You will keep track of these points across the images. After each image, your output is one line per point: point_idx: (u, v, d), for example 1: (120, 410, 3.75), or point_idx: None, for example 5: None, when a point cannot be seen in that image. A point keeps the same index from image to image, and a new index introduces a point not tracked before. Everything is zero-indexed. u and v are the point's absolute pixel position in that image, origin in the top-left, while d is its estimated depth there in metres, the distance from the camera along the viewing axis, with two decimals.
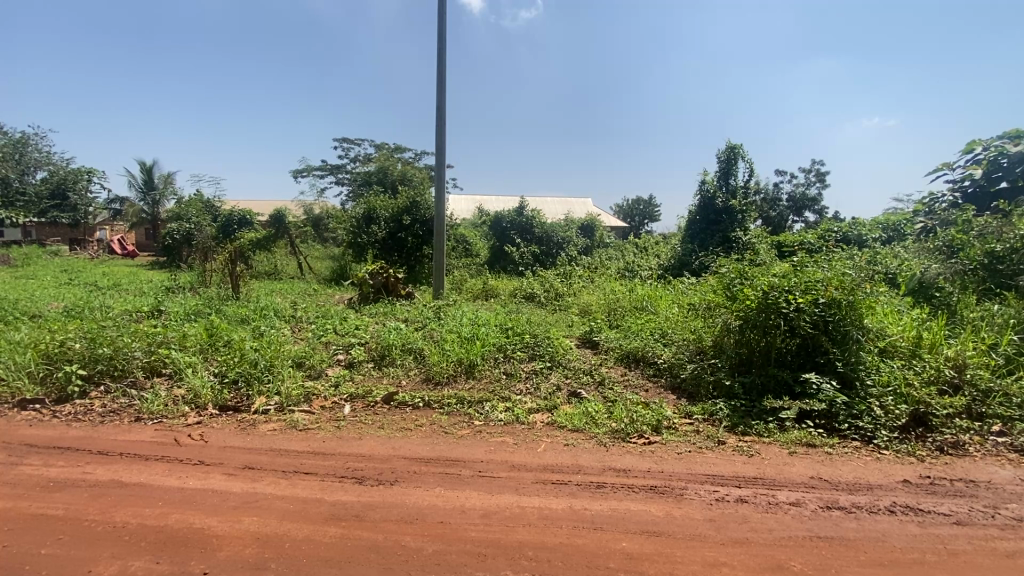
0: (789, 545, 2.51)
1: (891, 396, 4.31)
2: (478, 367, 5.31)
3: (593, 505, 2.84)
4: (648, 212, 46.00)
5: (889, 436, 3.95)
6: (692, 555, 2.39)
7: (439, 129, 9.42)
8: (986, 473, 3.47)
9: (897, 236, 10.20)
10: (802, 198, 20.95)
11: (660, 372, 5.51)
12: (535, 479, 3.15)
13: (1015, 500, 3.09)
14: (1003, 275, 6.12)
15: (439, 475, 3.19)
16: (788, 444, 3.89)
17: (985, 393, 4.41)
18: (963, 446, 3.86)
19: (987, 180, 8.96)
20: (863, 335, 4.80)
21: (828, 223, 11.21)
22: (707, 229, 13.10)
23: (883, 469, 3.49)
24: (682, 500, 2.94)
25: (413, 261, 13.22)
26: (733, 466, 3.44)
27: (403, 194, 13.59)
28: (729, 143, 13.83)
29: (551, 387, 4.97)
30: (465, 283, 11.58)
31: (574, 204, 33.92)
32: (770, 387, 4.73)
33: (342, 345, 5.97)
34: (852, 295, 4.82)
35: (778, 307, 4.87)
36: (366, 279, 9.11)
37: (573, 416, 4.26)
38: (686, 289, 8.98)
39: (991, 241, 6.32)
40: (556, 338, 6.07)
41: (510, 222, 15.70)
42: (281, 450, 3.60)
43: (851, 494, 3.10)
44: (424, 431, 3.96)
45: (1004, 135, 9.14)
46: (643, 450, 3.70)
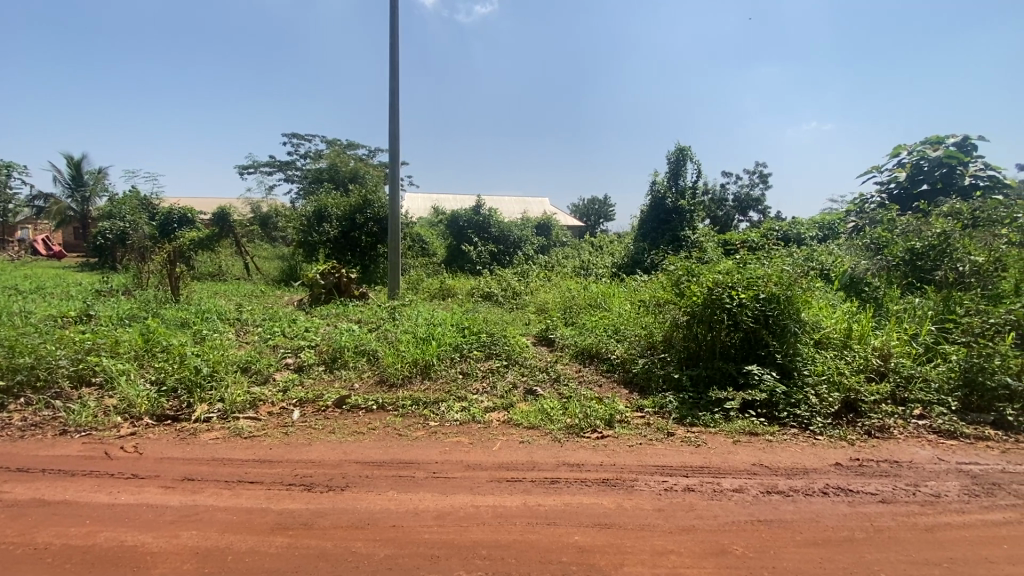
0: (733, 529, 2.63)
1: (826, 384, 4.57)
2: (434, 368, 5.25)
3: (547, 500, 2.88)
4: (603, 212, 46.99)
5: (824, 422, 4.21)
6: (642, 545, 2.46)
7: (393, 128, 9.24)
8: (908, 453, 3.75)
9: (831, 235, 10.86)
10: (746, 199, 21.96)
11: (614, 368, 5.65)
12: (490, 478, 3.15)
13: (933, 478, 3.35)
14: (923, 270, 6.63)
15: (392, 479, 3.13)
16: (732, 433, 4.07)
17: (908, 379, 4.76)
18: (888, 430, 4.15)
19: (911, 182, 9.66)
20: (800, 328, 5.06)
21: (771, 222, 11.76)
22: (657, 228, 13.51)
23: (818, 453, 3.71)
24: (633, 492, 3.02)
25: (367, 261, 12.95)
26: (682, 457, 3.57)
27: (355, 192, 13.24)
28: (678, 144, 14.29)
29: (508, 385, 4.98)
30: (422, 283, 11.43)
31: (531, 204, 34.17)
32: (716, 379, 4.94)
33: (290, 348, 5.77)
34: (790, 290, 5.10)
35: (722, 302, 5.09)
36: (317, 279, 8.85)
37: (529, 414, 4.29)
38: (638, 287, 9.18)
39: (912, 240, 6.82)
40: (512, 337, 6.09)
41: (467, 220, 15.59)
42: (224, 460, 3.44)
43: (789, 478, 3.28)
44: (377, 434, 3.89)
45: (924, 141, 9.89)
46: (596, 444, 3.77)
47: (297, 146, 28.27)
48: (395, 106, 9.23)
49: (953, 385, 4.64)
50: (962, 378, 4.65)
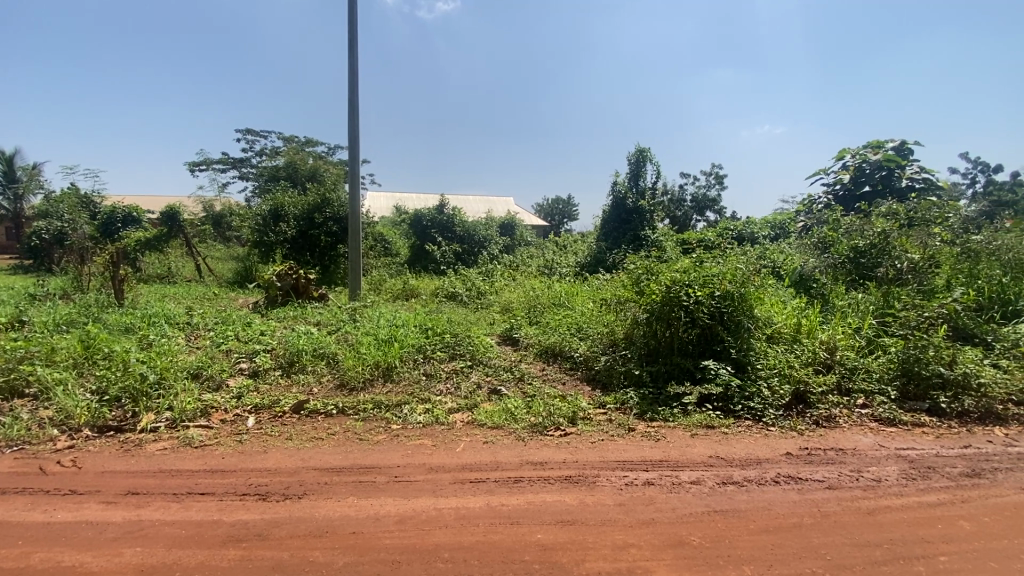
0: (690, 521, 2.71)
1: (777, 377, 4.77)
2: (397, 370, 5.17)
3: (510, 500, 2.88)
4: (567, 212, 47.54)
5: (775, 414, 4.39)
6: (604, 540, 2.49)
7: (352, 125, 9.04)
8: (852, 441, 3.95)
9: (782, 234, 11.34)
10: (703, 199, 22.66)
11: (577, 365, 5.72)
12: (453, 480, 3.12)
13: (874, 464, 3.55)
14: (865, 267, 7.01)
15: (352, 484, 3.06)
16: (690, 426, 4.20)
17: (852, 370, 5.02)
18: (835, 419, 4.37)
19: (854, 184, 10.20)
20: (753, 324, 5.25)
21: (726, 221, 12.17)
22: (619, 228, 13.75)
23: (770, 444, 3.87)
24: (595, 488, 3.06)
25: (327, 261, 12.61)
26: (642, 451, 3.64)
27: (313, 190, 12.89)
28: (638, 145, 14.58)
29: (472, 386, 4.96)
30: (385, 283, 11.25)
31: (495, 203, 34.17)
32: (674, 374, 5.08)
33: (245, 352, 5.56)
34: (743, 287, 5.30)
35: (679, 300, 5.24)
36: (273, 281, 8.56)
37: (493, 413, 4.28)
38: (601, 285, 9.31)
39: (855, 238, 7.20)
40: (476, 337, 6.07)
41: (430, 220, 15.42)
42: (172, 471, 3.27)
43: (743, 469, 3.40)
44: (337, 439, 3.79)
45: (866, 145, 10.46)
46: (560, 442, 3.80)
47: (252, 142, 27.25)
48: (354, 103, 9.04)
49: (892, 375, 4.92)
50: (900, 368, 4.94)
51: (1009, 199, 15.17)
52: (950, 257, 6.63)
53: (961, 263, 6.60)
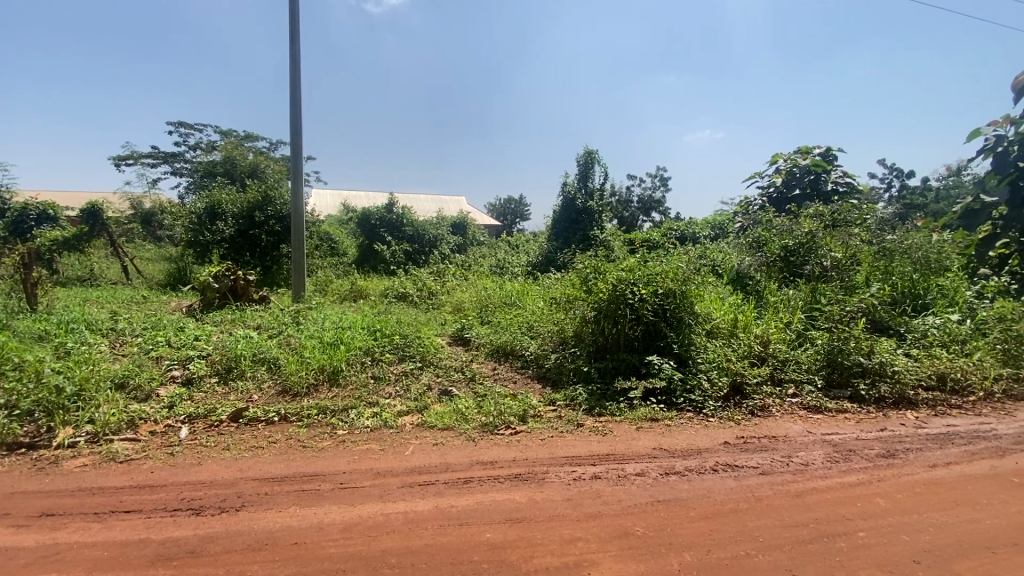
0: (634, 512, 2.80)
1: (716, 369, 5.00)
2: (343, 374, 5.01)
3: (459, 501, 2.86)
4: (519, 212, 47.98)
5: (715, 405, 4.60)
6: (551, 535, 2.53)
7: (295, 119, 8.70)
8: (783, 428, 4.21)
9: (722, 234, 11.93)
10: (649, 201, 23.50)
11: (528, 364, 5.77)
12: (401, 484, 3.07)
13: (803, 449, 3.80)
14: (795, 265, 7.50)
15: (294, 494, 2.95)
16: (636, 420, 4.33)
17: (783, 361, 5.34)
18: (768, 408, 4.64)
19: (786, 187, 10.86)
20: (694, 320, 5.48)
21: (670, 222, 12.65)
22: (569, 228, 13.98)
23: (709, 434, 4.06)
24: (544, 484, 3.10)
25: (269, 261, 12.06)
26: (589, 446, 3.73)
27: (253, 187, 12.31)
28: (586, 147, 14.87)
29: (422, 387, 4.90)
30: (331, 284, 10.91)
31: (447, 203, 33.95)
32: (621, 370, 5.23)
33: (177, 359, 5.23)
34: (684, 286, 5.53)
35: (625, 298, 5.41)
36: (209, 283, 8.10)
37: (442, 415, 4.25)
38: (551, 284, 9.42)
39: (785, 238, 7.69)
40: (427, 337, 6.01)
41: (379, 219, 15.08)
42: (93, 490, 3.03)
43: (684, 459, 3.55)
44: (279, 448, 3.64)
45: (796, 150, 11.15)
46: (509, 440, 3.82)
47: (186, 136, 25.66)
48: (296, 98, 8.70)
49: (819, 365, 5.27)
50: (826, 359, 5.30)
51: (919, 202, 16.65)
52: (867, 256, 7.20)
53: (877, 261, 7.17)
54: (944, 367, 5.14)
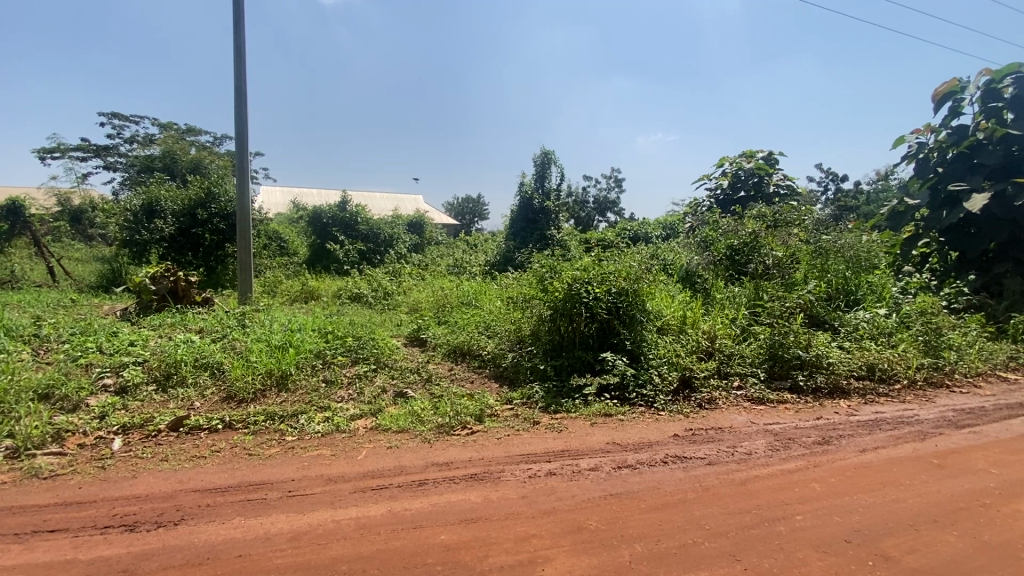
0: (588, 506, 2.85)
1: (666, 365, 5.16)
2: (292, 378, 4.84)
3: (413, 504, 2.83)
4: (477, 211, 47.88)
5: (665, 399, 4.75)
6: (506, 534, 2.54)
7: (240, 112, 8.33)
8: (729, 420, 4.41)
9: (673, 234, 12.33)
10: (604, 201, 24.00)
11: (485, 363, 5.77)
12: (353, 489, 3.00)
13: (747, 439, 3.99)
14: (740, 263, 7.85)
15: (240, 504, 2.83)
16: (590, 416, 4.42)
17: (729, 356, 5.56)
18: (715, 401, 4.84)
19: (731, 189, 11.35)
20: (646, 317, 5.63)
21: (624, 222, 12.96)
22: (526, 228, 14.04)
23: (660, 427, 4.19)
24: (499, 483, 3.11)
25: (212, 262, 11.52)
26: (545, 443, 3.77)
27: (195, 184, 11.73)
28: (543, 148, 15.00)
29: (376, 390, 4.80)
30: (280, 285, 10.52)
31: (404, 201, 33.43)
32: (576, 367, 5.31)
33: (110, 367, 4.90)
34: (636, 284, 5.68)
35: (580, 297, 5.51)
36: (146, 284, 7.65)
37: (397, 417, 4.18)
38: (509, 283, 9.44)
39: (731, 238, 8.03)
40: (381, 339, 5.90)
41: (331, 217, 14.66)
42: (11, 510, 2.79)
43: (636, 452, 3.64)
44: (223, 457, 3.48)
45: (741, 154, 11.65)
46: (466, 440, 3.81)
47: (120, 127, 24.05)
48: (241, 92, 8.34)
49: (761, 358, 5.53)
50: (768, 353, 5.57)
51: (853, 205, 17.77)
52: (806, 254, 7.63)
53: (814, 260, 7.60)
54: (873, 358, 5.51)
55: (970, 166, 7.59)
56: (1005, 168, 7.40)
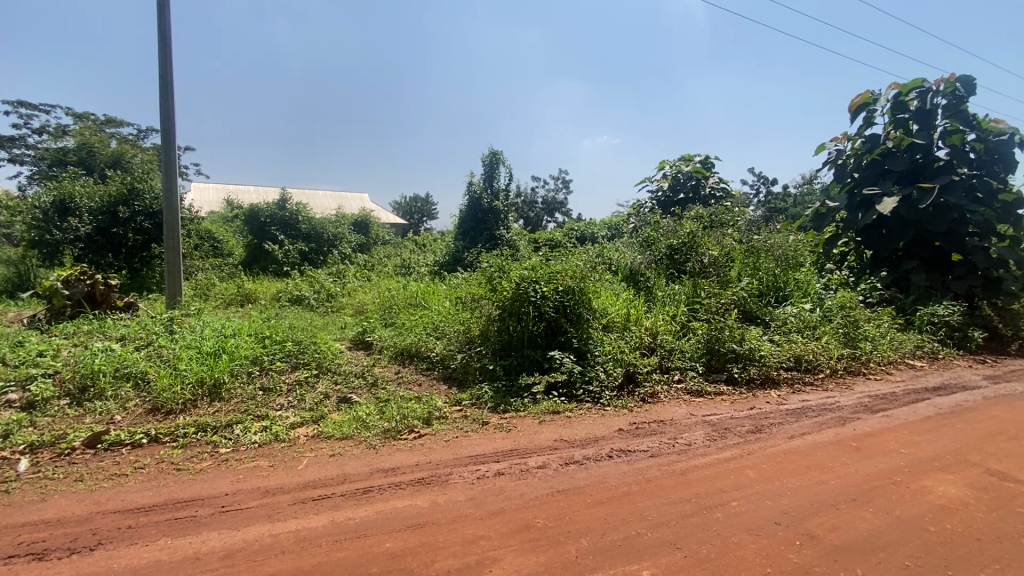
0: (536, 505, 2.87)
1: (612, 361, 5.29)
2: (226, 387, 4.57)
3: (357, 513, 2.75)
4: (426, 211, 47.24)
5: (610, 395, 4.88)
6: (453, 537, 2.51)
7: (166, 102, 7.79)
8: (670, 412, 4.58)
9: (617, 234, 12.68)
10: (552, 202, 24.37)
11: (433, 365, 5.69)
12: (293, 501, 2.87)
13: (687, 430, 4.16)
14: (679, 262, 8.20)
15: (166, 524, 2.64)
16: (539, 414, 4.46)
17: (671, 351, 5.78)
18: (657, 394, 5.02)
19: (672, 191, 11.83)
20: (592, 315, 5.75)
21: (571, 223, 13.19)
22: (475, 228, 13.99)
23: (605, 422, 4.30)
24: (447, 486, 3.07)
25: (137, 263, 10.76)
26: (494, 443, 3.77)
27: (115, 180, 10.89)
28: (491, 148, 15.01)
29: (318, 396, 4.62)
30: (214, 288, 9.93)
31: (349, 200, 32.48)
32: (525, 366, 5.35)
33: (15, 380, 4.43)
34: (582, 283, 5.79)
35: (528, 296, 5.55)
36: (58, 289, 6.98)
37: (341, 423, 4.04)
38: (458, 284, 9.36)
39: (671, 238, 8.36)
40: (323, 342, 5.70)
41: (269, 216, 14.00)
42: None
43: (583, 448, 3.71)
44: (148, 474, 3.24)
45: (680, 158, 12.14)
46: (413, 444, 3.74)
47: (26, 116, 21.88)
48: (167, 84, 7.79)
49: (700, 353, 5.78)
50: (706, 348, 5.83)
51: (782, 207, 18.99)
52: (739, 253, 8.07)
53: (747, 258, 8.05)
54: (800, 350, 5.89)
55: (881, 172, 8.27)
56: (911, 174, 8.11)
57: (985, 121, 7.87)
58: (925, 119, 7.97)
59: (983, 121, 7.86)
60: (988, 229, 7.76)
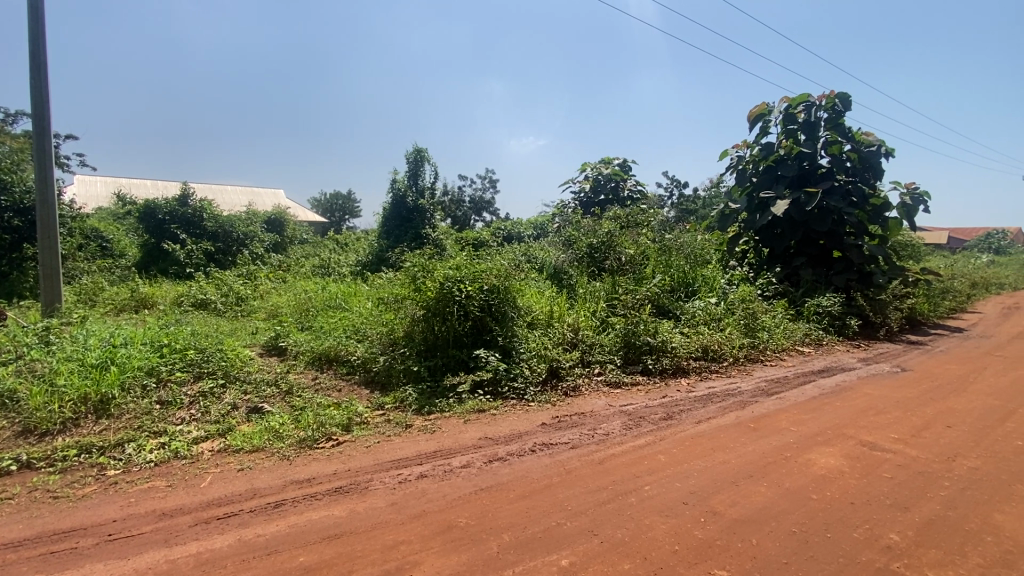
0: (458, 504, 2.87)
1: (536, 357, 5.40)
2: (115, 402, 4.13)
3: (268, 528, 2.60)
4: (348, 208, 45.40)
5: (535, 390, 4.99)
6: (372, 545, 2.45)
7: (39, 84, 6.88)
8: (590, 405, 4.76)
9: (542, 233, 12.93)
10: (480, 202, 24.37)
11: (354, 369, 5.50)
12: (194, 522, 2.66)
13: (605, 421, 4.35)
14: (599, 260, 8.53)
15: (40, 560, 2.35)
16: (464, 413, 4.46)
17: (592, 345, 6.00)
18: (579, 388, 5.20)
19: (593, 193, 12.26)
20: (516, 314, 5.83)
21: (498, 222, 13.27)
22: (399, 227, 13.65)
23: (529, 417, 4.38)
24: (367, 493, 2.99)
25: (4, 266, 9.41)
26: (417, 446, 3.72)
27: None
28: (416, 145, 14.74)
29: (225, 407, 4.31)
30: (102, 293, 8.92)
31: (263, 197, 30.49)
32: (450, 366, 5.33)
33: None
34: (507, 281, 5.86)
35: (452, 295, 5.52)
36: None
37: (251, 435, 3.80)
38: (380, 284, 9.12)
39: (591, 238, 8.67)
40: (231, 350, 5.31)
41: (168, 213, 12.75)
42: None
43: (506, 444, 3.77)
44: (16, 505, 2.85)
45: (600, 160, 12.63)
46: (331, 452, 3.60)
47: None
48: (39, 61, 6.88)
49: (617, 346, 6.06)
50: (624, 341, 6.11)
51: (694, 208, 20.34)
52: (653, 252, 8.54)
53: (660, 256, 8.53)
54: (706, 341, 6.35)
55: (775, 177, 9.10)
56: (800, 179, 9.00)
57: (858, 134, 8.91)
58: (810, 130, 8.90)
59: (856, 133, 8.90)
60: (861, 229, 8.82)
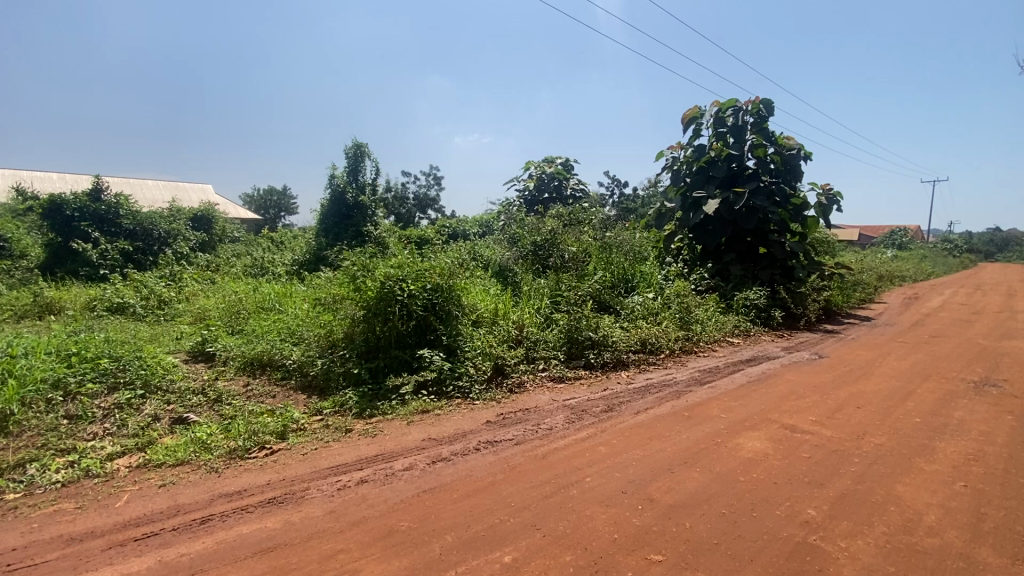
0: (401, 508, 2.82)
1: (480, 355, 5.40)
2: (14, 419, 3.74)
3: (194, 546, 2.45)
4: (284, 204, 43.40)
5: (480, 389, 4.99)
6: (309, 556, 2.37)
7: None
8: (534, 400, 4.83)
9: (486, 231, 12.93)
10: (424, 199, 23.98)
11: (290, 374, 5.26)
12: (108, 545, 2.46)
13: (549, 416, 4.42)
14: (543, 257, 8.64)
15: None
16: (407, 415, 4.39)
17: (536, 342, 6.06)
18: (523, 384, 5.25)
19: (537, 191, 12.40)
20: (460, 312, 5.79)
21: (442, 220, 13.12)
22: (339, 224, 13.18)
23: (473, 416, 4.37)
24: (303, 502, 2.88)
25: None
26: (358, 450, 3.62)
27: None
28: (355, 140, 14.30)
29: (144, 420, 4.00)
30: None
31: (189, 192, 28.50)
32: (393, 367, 5.22)
33: None
34: (450, 280, 5.81)
35: (394, 295, 5.40)
36: None
37: (175, 448, 3.55)
38: (319, 284, 8.79)
39: (535, 236, 8.76)
40: (152, 357, 4.94)
41: (77, 208, 11.59)
42: None
43: (450, 444, 3.75)
44: None
45: (543, 159, 12.79)
46: (265, 462, 3.44)
47: None
48: None
49: (561, 342, 6.16)
50: (567, 337, 6.23)
51: (635, 206, 21.01)
52: (595, 249, 8.76)
53: (601, 254, 8.76)
54: (645, 335, 6.60)
55: (707, 177, 9.56)
56: (729, 180, 9.50)
57: (780, 138, 9.53)
58: (738, 133, 9.42)
59: (779, 138, 9.51)
60: (784, 226, 9.45)
